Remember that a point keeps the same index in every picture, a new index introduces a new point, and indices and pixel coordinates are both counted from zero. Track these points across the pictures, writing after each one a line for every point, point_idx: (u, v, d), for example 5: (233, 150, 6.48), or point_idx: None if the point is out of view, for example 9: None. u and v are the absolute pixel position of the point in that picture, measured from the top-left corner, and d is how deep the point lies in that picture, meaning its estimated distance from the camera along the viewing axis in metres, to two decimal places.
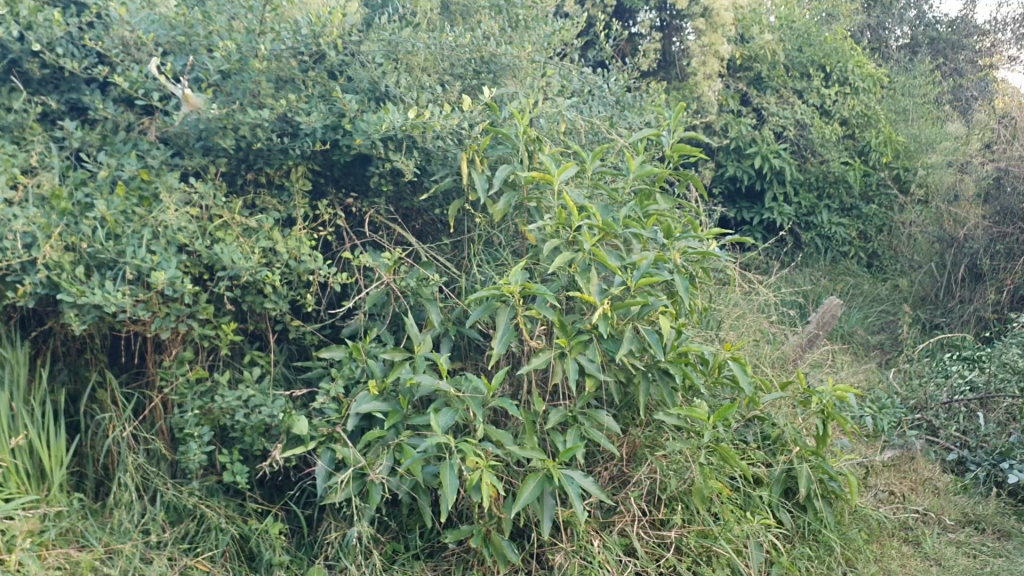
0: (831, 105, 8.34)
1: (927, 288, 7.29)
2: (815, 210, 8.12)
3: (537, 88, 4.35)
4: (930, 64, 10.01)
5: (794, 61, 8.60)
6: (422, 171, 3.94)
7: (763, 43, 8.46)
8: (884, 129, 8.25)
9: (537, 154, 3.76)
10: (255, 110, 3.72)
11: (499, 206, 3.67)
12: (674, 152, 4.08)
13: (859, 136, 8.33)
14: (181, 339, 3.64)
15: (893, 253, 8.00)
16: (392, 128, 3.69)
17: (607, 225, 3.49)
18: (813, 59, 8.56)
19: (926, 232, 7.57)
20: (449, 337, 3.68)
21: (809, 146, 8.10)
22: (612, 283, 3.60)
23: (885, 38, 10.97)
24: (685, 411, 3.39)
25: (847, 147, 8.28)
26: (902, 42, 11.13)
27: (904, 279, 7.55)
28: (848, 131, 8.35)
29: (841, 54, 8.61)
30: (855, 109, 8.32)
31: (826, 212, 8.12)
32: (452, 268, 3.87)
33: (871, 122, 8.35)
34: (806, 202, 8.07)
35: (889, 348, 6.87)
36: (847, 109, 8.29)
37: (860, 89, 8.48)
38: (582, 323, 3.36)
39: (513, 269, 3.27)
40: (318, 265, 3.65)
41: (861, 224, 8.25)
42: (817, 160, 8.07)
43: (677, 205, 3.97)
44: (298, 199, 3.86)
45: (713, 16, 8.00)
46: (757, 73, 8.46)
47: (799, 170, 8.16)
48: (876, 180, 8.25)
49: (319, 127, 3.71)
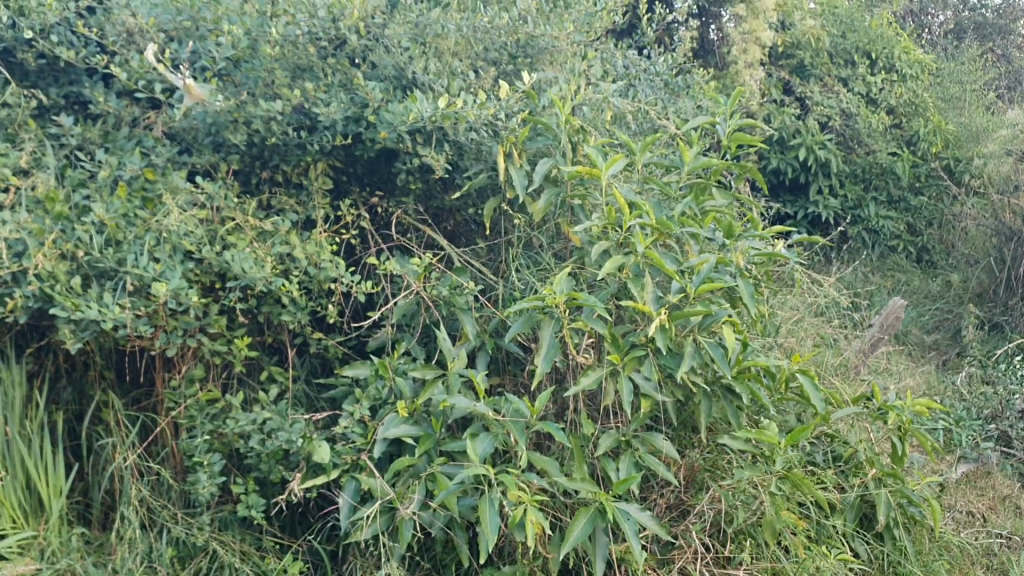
0: (877, 93, 7.88)
1: (986, 285, 6.84)
2: (862, 203, 7.61)
3: (578, 73, 3.98)
4: (979, 49, 9.53)
5: (839, 46, 8.16)
6: (453, 167, 3.57)
7: (806, 29, 8.09)
8: (932, 117, 7.70)
9: (582, 147, 3.39)
10: (268, 102, 3.38)
11: (541, 205, 3.30)
12: (732, 142, 3.69)
13: (906, 125, 7.81)
14: (191, 355, 3.32)
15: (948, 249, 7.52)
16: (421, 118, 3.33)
17: (663, 225, 3.11)
18: (858, 45, 8.12)
19: (982, 224, 7.08)
20: (486, 351, 3.31)
21: (855, 136, 7.63)
22: (667, 289, 3.22)
23: (929, 24, 10.51)
24: (753, 434, 2.98)
25: (895, 137, 7.78)
26: (946, 27, 10.65)
27: (957, 275, 7.09)
28: (895, 120, 7.85)
29: (887, 40, 8.15)
30: (903, 96, 7.86)
31: (873, 205, 7.61)
32: (488, 275, 3.52)
33: (920, 110, 7.84)
34: (852, 194, 7.58)
35: (946, 348, 6.44)
36: (894, 96, 7.81)
37: (908, 76, 8.00)
38: (636, 336, 2.98)
39: (558, 276, 2.89)
40: (340, 273, 3.30)
41: (909, 218, 7.69)
42: (863, 150, 7.58)
43: (738, 201, 3.58)
44: (317, 199, 3.51)
45: (755, 1, 7.61)
46: (800, 60, 8.06)
47: (844, 162, 7.68)
48: (925, 171, 7.67)
49: (339, 118, 3.36)
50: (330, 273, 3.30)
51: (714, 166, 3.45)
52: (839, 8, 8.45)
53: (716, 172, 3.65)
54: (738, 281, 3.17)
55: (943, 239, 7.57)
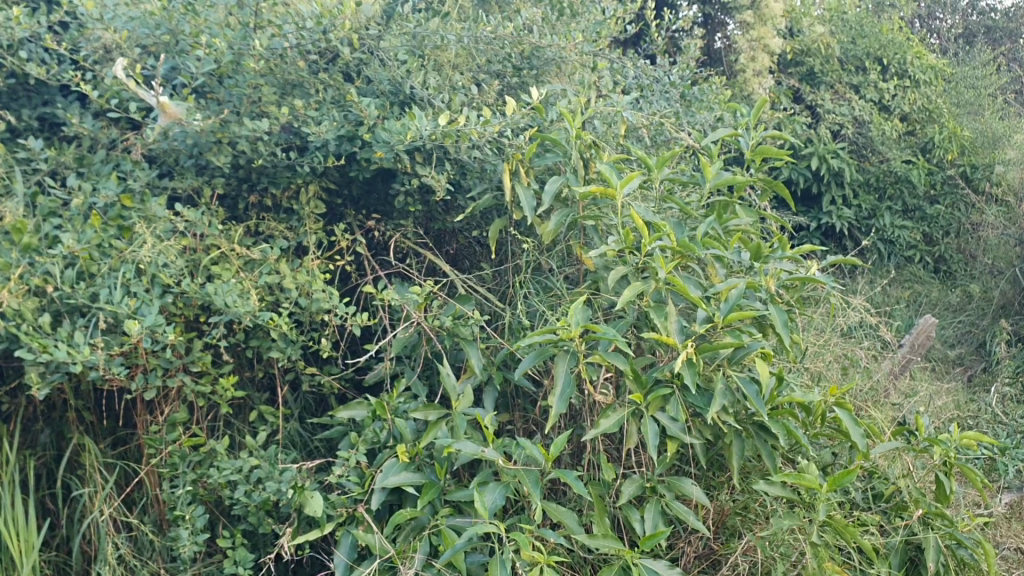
0: (889, 101, 7.60)
1: (1009, 295, 6.52)
2: (876, 213, 7.28)
3: (587, 84, 3.73)
4: (993, 52, 9.26)
5: (852, 53, 7.89)
6: (455, 187, 3.31)
7: (816, 35, 7.86)
8: (947, 124, 7.39)
9: (595, 163, 3.13)
10: (253, 120, 3.12)
11: (551, 227, 3.04)
12: (756, 156, 3.43)
13: (920, 133, 7.52)
14: (173, 397, 3.05)
15: (973, 261, 7.16)
16: (420, 136, 3.07)
17: (688, 247, 2.85)
18: (870, 51, 7.86)
19: (1009, 234, 6.82)
20: (492, 387, 3.03)
21: (869, 145, 7.35)
22: (691, 317, 2.95)
23: (939, 29, 10.25)
24: (791, 477, 2.73)
25: (909, 144, 7.47)
26: (956, 31, 10.39)
27: (977, 285, 6.79)
28: (909, 128, 7.56)
29: (899, 45, 7.88)
30: (917, 102, 7.58)
31: (888, 214, 7.26)
32: (494, 303, 3.24)
33: (935, 116, 7.57)
34: (867, 204, 7.24)
35: (972, 364, 6.15)
36: (907, 103, 7.54)
37: (923, 81, 7.72)
38: (659, 371, 2.72)
39: (573, 307, 2.63)
40: (332, 304, 3.01)
41: (926, 227, 7.36)
42: (876, 159, 7.29)
43: (766, 220, 3.32)
44: (308, 224, 3.25)
45: (763, 7, 7.44)
46: (810, 67, 7.81)
47: (857, 171, 7.34)
48: (941, 178, 7.36)
49: (330, 137, 3.08)
50: (322, 304, 3.02)
51: (741, 183, 3.19)
52: (848, 13, 8.19)
53: (740, 187, 3.41)
54: (770, 307, 2.91)
55: (965, 249, 7.22)
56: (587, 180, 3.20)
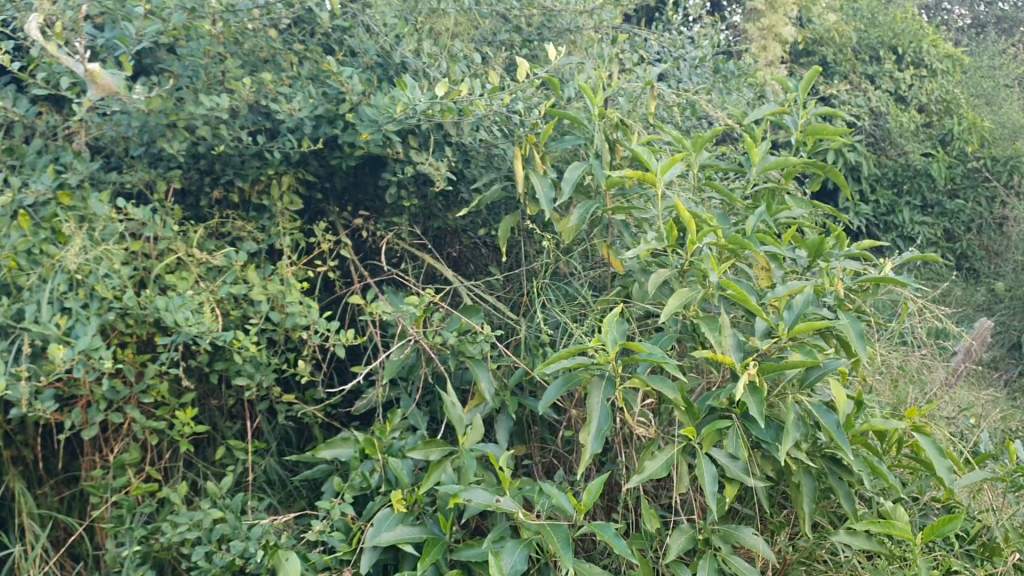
0: (906, 91, 7.01)
1: None
2: (895, 208, 6.62)
3: (607, 58, 3.22)
4: (1004, 43, 8.80)
5: (867, 41, 7.37)
6: (458, 177, 2.79)
7: (828, 25, 7.45)
8: (967, 114, 6.81)
9: (623, 144, 2.62)
10: (212, 97, 2.61)
11: (573, 221, 2.53)
12: (806, 135, 2.91)
13: (938, 124, 6.89)
14: (122, 433, 2.53)
15: (1002, 258, 6.59)
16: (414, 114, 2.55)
17: (741, 244, 2.34)
18: (884, 39, 7.35)
19: None
20: (507, 416, 2.51)
21: (886, 137, 6.75)
22: (745, 328, 2.44)
23: (946, 23, 9.81)
24: (878, 525, 2.20)
25: (927, 136, 6.84)
26: (962, 25, 9.94)
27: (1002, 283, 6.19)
28: (926, 119, 6.90)
29: (914, 34, 7.34)
30: (935, 92, 6.98)
31: (908, 210, 6.62)
32: (506, 314, 2.72)
33: (952, 108, 6.98)
34: (885, 199, 6.59)
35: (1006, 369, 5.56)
36: (924, 94, 6.95)
37: (941, 70, 7.21)
38: (714, 398, 2.19)
39: (608, 320, 2.12)
40: (310, 319, 2.49)
41: (947, 223, 6.70)
42: (895, 152, 6.67)
43: (824, 212, 2.80)
44: (282, 223, 2.73)
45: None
46: (823, 57, 7.35)
47: (873, 164, 6.73)
48: (962, 171, 6.77)
49: (305, 115, 2.58)
50: (297, 319, 2.49)
51: (797, 165, 2.67)
52: (860, 2, 7.70)
53: (790, 174, 2.87)
54: (840, 315, 2.40)
55: (994, 245, 6.65)
56: (615, 167, 2.69)
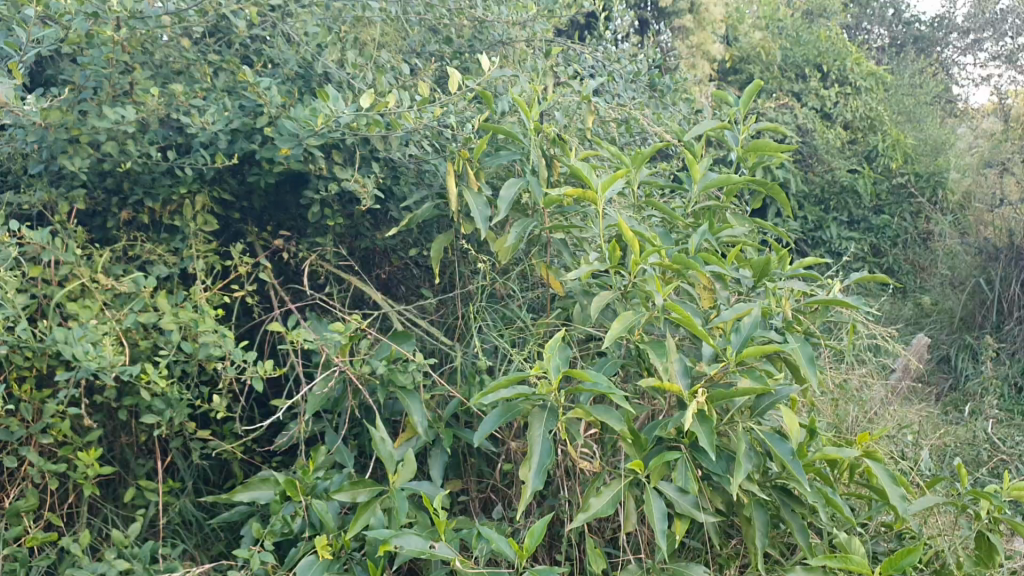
0: (832, 108, 7.03)
1: (971, 308, 5.82)
2: (823, 224, 6.60)
3: (540, 71, 3.10)
4: (923, 61, 8.88)
5: (793, 59, 7.35)
6: (386, 194, 2.63)
7: (754, 42, 7.44)
8: (891, 131, 6.81)
9: (560, 160, 2.48)
10: (117, 110, 2.42)
11: (509, 242, 2.39)
12: (747, 151, 2.81)
13: (862, 141, 6.88)
14: (19, 477, 2.30)
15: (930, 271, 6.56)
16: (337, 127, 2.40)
17: (687, 263, 2.22)
18: (809, 57, 7.33)
19: (967, 244, 6.17)
20: (441, 449, 2.35)
21: (812, 154, 6.73)
22: (693, 353, 2.31)
23: (866, 41, 9.90)
24: (835, 560, 2.07)
25: (852, 153, 6.85)
26: (882, 43, 10.03)
27: (928, 297, 6.13)
28: (851, 137, 6.90)
29: (838, 52, 7.33)
30: (859, 110, 6.94)
31: (835, 226, 6.62)
32: (439, 339, 2.56)
33: (876, 125, 6.95)
34: (813, 215, 6.54)
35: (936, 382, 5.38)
36: (849, 111, 6.93)
37: (864, 88, 7.18)
38: (661, 429, 2.05)
39: (548, 346, 1.97)
40: (225, 350, 2.29)
41: (872, 238, 6.70)
42: (822, 168, 6.66)
43: (767, 230, 2.69)
44: (197, 245, 2.54)
45: (703, 11, 6.97)
46: (750, 75, 7.34)
47: (801, 181, 6.70)
48: (887, 187, 6.76)
49: (219, 129, 2.40)
50: (210, 349, 2.30)
51: (740, 181, 2.56)
52: (785, 20, 7.72)
53: (733, 190, 2.76)
54: (788, 338, 2.29)
55: (921, 259, 6.62)
56: (553, 184, 2.56)
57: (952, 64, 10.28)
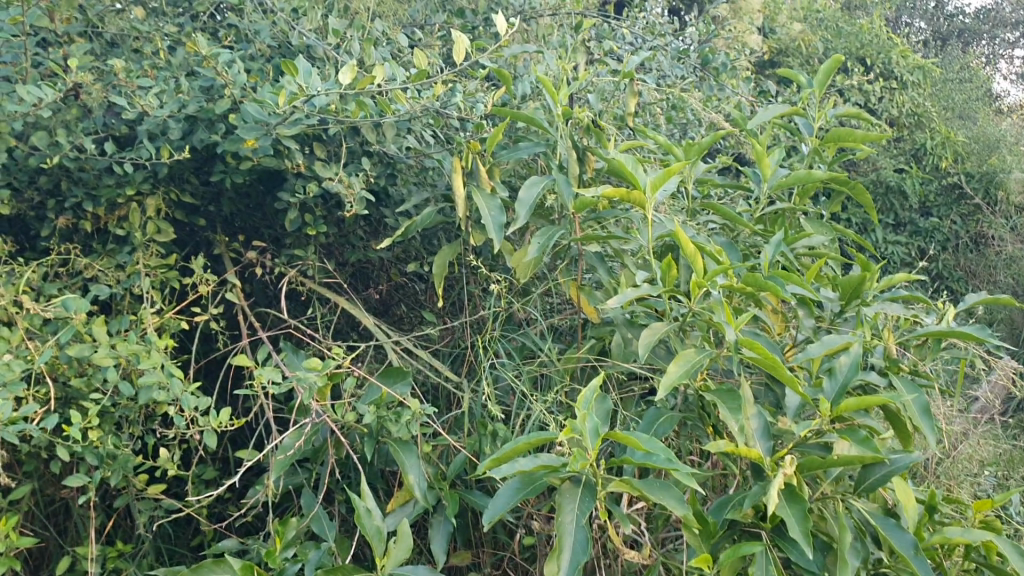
0: (876, 104, 6.10)
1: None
2: (868, 226, 5.70)
3: (567, 48, 2.60)
4: (970, 54, 8.17)
5: (835, 49, 6.68)
6: (381, 197, 2.13)
7: (792, 34, 6.58)
8: (939, 128, 5.97)
9: (596, 152, 1.99)
10: (44, 92, 1.94)
11: (531, 256, 1.90)
12: (824, 143, 2.30)
13: (910, 139, 6.03)
14: None
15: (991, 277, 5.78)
16: (313, 109, 1.92)
17: (764, 287, 1.73)
18: (854, 48, 6.62)
19: None
20: (444, 518, 1.85)
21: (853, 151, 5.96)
22: (769, 401, 1.81)
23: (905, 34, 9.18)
24: None
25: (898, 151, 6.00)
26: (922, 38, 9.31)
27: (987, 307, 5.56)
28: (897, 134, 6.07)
29: (880, 44, 6.60)
30: (906, 105, 6.04)
31: (880, 229, 5.73)
32: (446, 375, 2.08)
33: (924, 122, 6.16)
34: (860, 217, 5.67)
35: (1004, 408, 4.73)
36: (895, 107, 6.01)
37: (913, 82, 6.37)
38: (734, 509, 1.55)
39: (582, 400, 1.47)
40: (172, 392, 1.81)
41: (922, 242, 5.90)
42: (866, 167, 5.86)
43: (849, 242, 2.20)
44: (149, 259, 2.07)
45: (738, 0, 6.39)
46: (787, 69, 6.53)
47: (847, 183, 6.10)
48: (936, 188, 5.95)
49: (168, 114, 1.92)
50: (151, 394, 1.83)
51: (819, 178, 2.09)
52: (824, 10, 7.02)
53: (808, 190, 2.25)
54: (893, 383, 1.79)
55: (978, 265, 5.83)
56: (586, 183, 2.06)
57: (996, 59, 9.28)
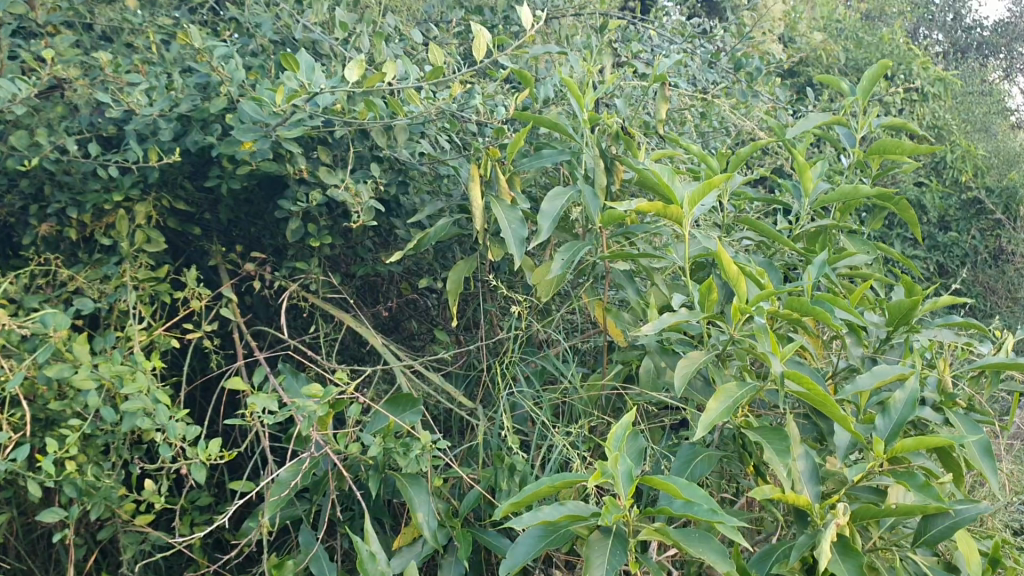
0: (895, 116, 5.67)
1: None
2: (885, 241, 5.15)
3: (592, 49, 2.43)
4: (991, 66, 7.85)
5: (852, 61, 6.20)
6: (391, 206, 1.97)
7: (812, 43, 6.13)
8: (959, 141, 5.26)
9: (624, 161, 1.82)
10: (24, 87, 1.79)
11: (552, 274, 1.73)
12: (868, 155, 2.12)
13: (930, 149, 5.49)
14: None
15: (1011, 299, 5.26)
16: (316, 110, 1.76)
17: (812, 312, 1.56)
18: (870, 60, 6.18)
19: None
20: (454, 560, 1.68)
21: None
22: (816, 438, 1.63)
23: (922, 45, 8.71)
24: None
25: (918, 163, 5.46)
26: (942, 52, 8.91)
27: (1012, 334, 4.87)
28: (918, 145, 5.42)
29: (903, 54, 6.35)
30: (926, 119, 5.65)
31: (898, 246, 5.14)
32: (458, 401, 1.91)
33: (946, 135, 5.92)
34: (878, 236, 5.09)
35: None
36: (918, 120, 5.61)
37: (933, 95, 5.77)
38: (782, 563, 1.38)
39: (613, 437, 1.30)
40: (156, 418, 1.65)
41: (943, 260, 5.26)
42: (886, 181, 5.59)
43: (895, 263, 2.03)
44: (136, 270, 1.90)
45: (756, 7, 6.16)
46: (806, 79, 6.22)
47: None
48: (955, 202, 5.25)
49: (157, 113, 1.76)
50: (135, 421, 1.66)
51: (867, 192, 1.92)
52: (845, 20, 6.76)
53: (851, 206, 2.08)
54: (954, 421, 1.61)
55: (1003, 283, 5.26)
56: (614, 195, 1.89)
57: None
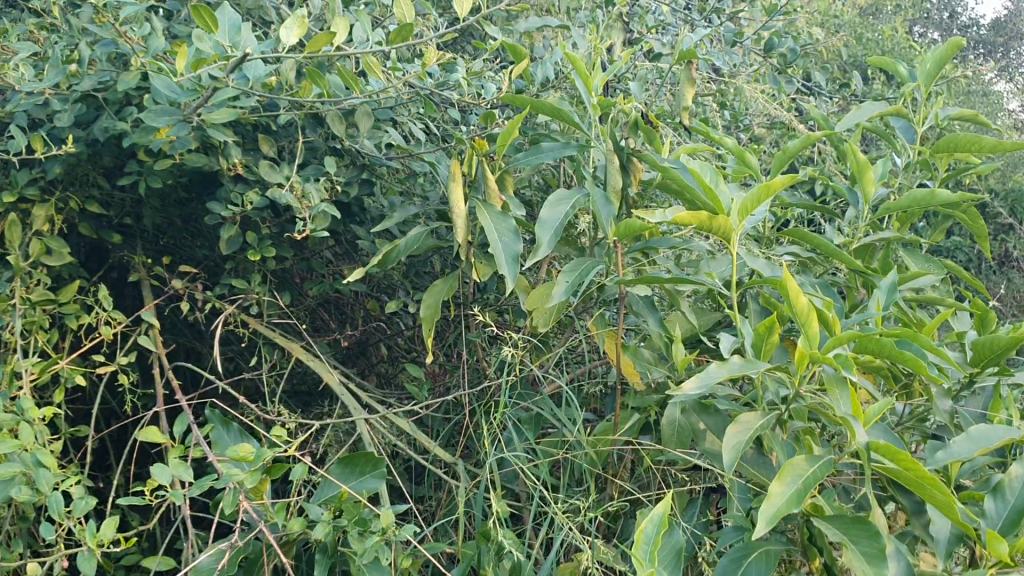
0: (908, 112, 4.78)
1: None
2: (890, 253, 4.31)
3: (598, 24, 2.03)
4: (1001, 60, 7.23)
5: (854, 56, 4.91)
6: (350, 209, 1.58)
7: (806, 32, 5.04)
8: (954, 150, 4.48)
9: (645, 157, 1.44)
10: None
11: (553, 302, 1.34)
12: (936, 152, 1.73)
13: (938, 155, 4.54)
14: None
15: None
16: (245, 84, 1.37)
17: (898, 357, 1.19)
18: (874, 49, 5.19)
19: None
20: None
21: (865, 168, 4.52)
22: (899, 519, 1.26)
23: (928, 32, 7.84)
24: None
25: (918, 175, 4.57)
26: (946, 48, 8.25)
27: None
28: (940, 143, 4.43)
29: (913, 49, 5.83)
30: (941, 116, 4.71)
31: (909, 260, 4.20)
32: (433, 456, 1.53)
33: None
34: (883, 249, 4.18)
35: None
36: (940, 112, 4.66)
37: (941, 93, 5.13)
38: None
39: (641, 535, 0.96)
40: (37, 489, 1.24)
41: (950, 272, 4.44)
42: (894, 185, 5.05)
43: (971, 286, 1.64)
44: (30, 287, 1.51)
45: None
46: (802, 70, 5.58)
47: None
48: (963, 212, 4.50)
49: (48, 88, 1.37)
50: (10, 492, 1.25)
51: (944, 197, 1.53)
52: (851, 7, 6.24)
53: (915, 215, 1.70)
54: None
55: (1012, 293, 4.45)
56: (631, 199, 1.50)
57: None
